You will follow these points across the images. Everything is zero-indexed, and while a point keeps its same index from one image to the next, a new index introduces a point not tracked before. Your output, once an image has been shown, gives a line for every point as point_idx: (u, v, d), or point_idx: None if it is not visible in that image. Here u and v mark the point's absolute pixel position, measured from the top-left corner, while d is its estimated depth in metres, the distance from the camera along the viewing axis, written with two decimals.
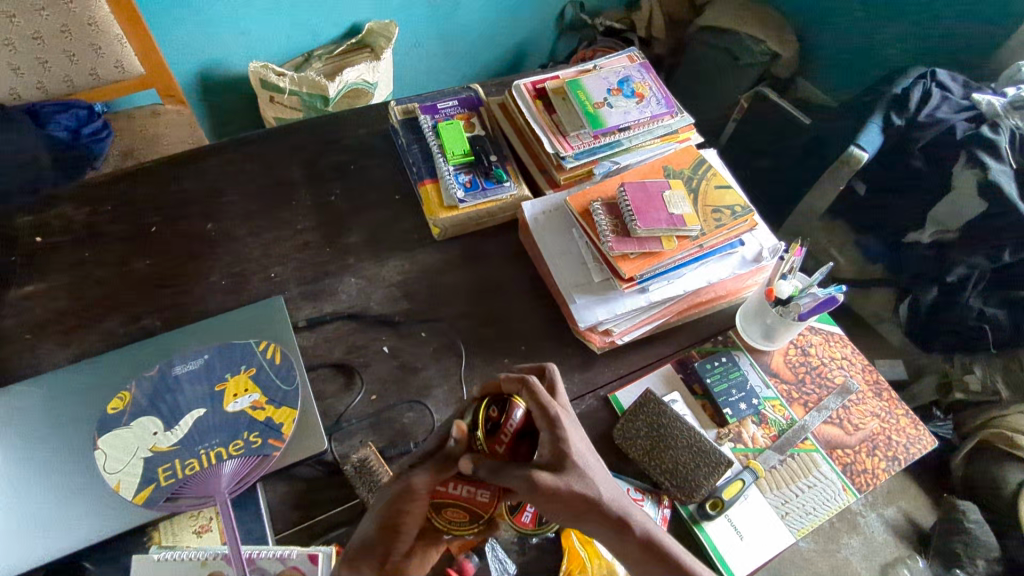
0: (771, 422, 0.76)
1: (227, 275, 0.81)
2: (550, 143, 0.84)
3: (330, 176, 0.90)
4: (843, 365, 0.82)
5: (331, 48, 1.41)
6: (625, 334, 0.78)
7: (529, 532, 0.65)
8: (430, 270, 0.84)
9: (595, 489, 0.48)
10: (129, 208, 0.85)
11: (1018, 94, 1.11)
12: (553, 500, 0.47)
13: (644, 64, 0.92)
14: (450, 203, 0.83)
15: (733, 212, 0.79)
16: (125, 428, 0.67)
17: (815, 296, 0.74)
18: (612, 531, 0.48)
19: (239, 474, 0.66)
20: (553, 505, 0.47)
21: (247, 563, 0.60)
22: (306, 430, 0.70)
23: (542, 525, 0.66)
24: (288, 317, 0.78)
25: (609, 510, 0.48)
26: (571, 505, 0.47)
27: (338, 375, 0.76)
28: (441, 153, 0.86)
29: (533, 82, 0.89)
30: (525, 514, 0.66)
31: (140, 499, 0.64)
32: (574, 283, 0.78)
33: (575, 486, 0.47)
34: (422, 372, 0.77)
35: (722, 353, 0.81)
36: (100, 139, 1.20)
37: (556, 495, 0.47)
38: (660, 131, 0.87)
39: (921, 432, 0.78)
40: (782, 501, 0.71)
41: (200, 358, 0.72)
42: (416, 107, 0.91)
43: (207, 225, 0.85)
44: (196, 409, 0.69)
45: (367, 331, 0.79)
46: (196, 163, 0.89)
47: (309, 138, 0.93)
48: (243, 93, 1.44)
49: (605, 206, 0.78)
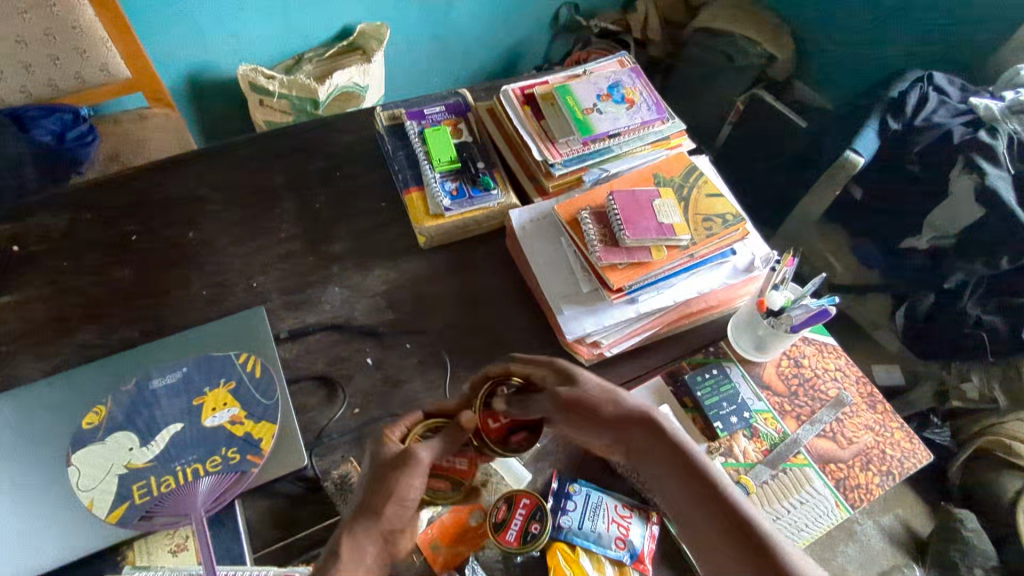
0: (763, 436, 0.74)
1: (209, 285, 0.80)
2: (538, 150, 0.82)
3: (315, 182, 0.89)
4: (836, 377, 0.80)
5: (322, 51, 1.40)
6: (613, 345, 0.77)
7: (515, 551, 0.63)
8: (416, 279, 0.83)
9: (626, 405, 0.54)
10: (111, 216, 0.83)
11: (1017, 98, 1.08)
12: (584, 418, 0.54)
13: (635, 69, 0.91)
14: (436, 211, 0.82)
15: (724, 221, 0.78)
16: (100, 444, 0.65)
17: (807, 307, 0.72)
18: (643, 438, 0.52)
19: (216, 491, 0.64)
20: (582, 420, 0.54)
21: None
22: (286, 446, 0.68)
23: (527, 543, 0.64)
24: (270, 329, 0.76)
25: (637, 425, 0.53)
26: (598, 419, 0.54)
27: (321, 388, 0.74)
28: (428, 160, 0.84)
29: (522, 87, 0.87)
30: (510, 532, 0.64)
31: (113, 518, 0.62)
32: (562, 293, 0.77)
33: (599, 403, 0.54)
34: (407, 384, 0.75)
35: (713, 365, 0.79)
36: (86, 143, 1.16)
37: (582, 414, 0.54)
38: (651, 138, 0.85)
39: (916, 445, 0.77)
40: (773, 517, 0.70)
41: (178, 371, 0.70)
42: (403, 113, 0.89)
43: (189, 233, 0.83)
44: (174, 425, 0.67)
45: (351, 342, 0.77)
46: (178, 169, 0.87)
47: (294, 144, 0.92)
48: (233, 95, 1.42)
49: (594, 215, 0.76)
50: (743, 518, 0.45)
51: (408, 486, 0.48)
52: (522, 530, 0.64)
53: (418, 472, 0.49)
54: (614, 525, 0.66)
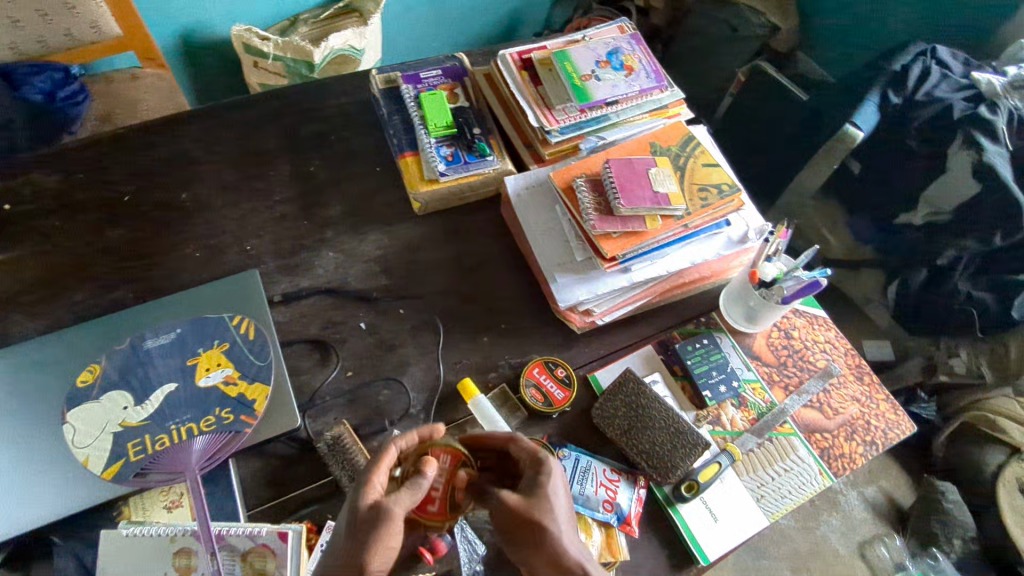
0: (751, 405, 0.75)
1: (202, 247, 0.79)
2: (535, 116, 0.81)
3: (309, 146, 0.88)
4: (825, 349, 0.81)
5: (317, 12, 1.37)
6: (605, 314, 0.77)
7: (544, 410, 0.72)
8: (410, 245, 0.82)
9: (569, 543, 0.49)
10: (102, 176, 0.82)
11: (1018, 74, 1.08)
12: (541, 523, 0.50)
13: (634, 35, 0.89)
14: (431, 176, 0.81)
15: (720, 191, 0.77)
16: (95, 402, 0.66)
17: (799, 279, 0.72)
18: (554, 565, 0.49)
19: (210, 450, 0.65)
20: (527, 522, 0.50)
21: (216, 539, 0.60)
22: (279, 407, 0.69)
23: (552, 407, 0.72)
24: (263, 291, 0.76)
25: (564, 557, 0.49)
26: (554, 550, 0.49)
27: (314, 351, 0.75)
28: (423, 125, 0.83)
29: (520, 52, 0.86)
30: (535, 398, 0.72)
31: (109, 474, 0.63)
32: (556, 261, 0.77)
33: (569, 549, 0.49)
34: (400, 349, 0.76)
35: (704, 334, 0.79)
36: (77, 103, 1.16)
37: (543, 530, 0.49)
38: (649, 106, 0.85)
39: (900, 417, 0.78)
40: (758, 484, 0.71)
41: (172, 332, 0.71)
42: (398, 77, 0.88)
43: (182, 195, 0.82)
44: (168, 384, 0.68)
45: (345, 307, 0.77)
46: (171, 130, 0.86)
47: (288, 106, 0.90)
48: (227, 54, 1.40)
49: (588, 182, 0.76)
50: None
51: (383, 548, 0.47)
52: (544, 397, 0.72)
53: (396, 528, 0.48)
54: (603, 488, 0.68)
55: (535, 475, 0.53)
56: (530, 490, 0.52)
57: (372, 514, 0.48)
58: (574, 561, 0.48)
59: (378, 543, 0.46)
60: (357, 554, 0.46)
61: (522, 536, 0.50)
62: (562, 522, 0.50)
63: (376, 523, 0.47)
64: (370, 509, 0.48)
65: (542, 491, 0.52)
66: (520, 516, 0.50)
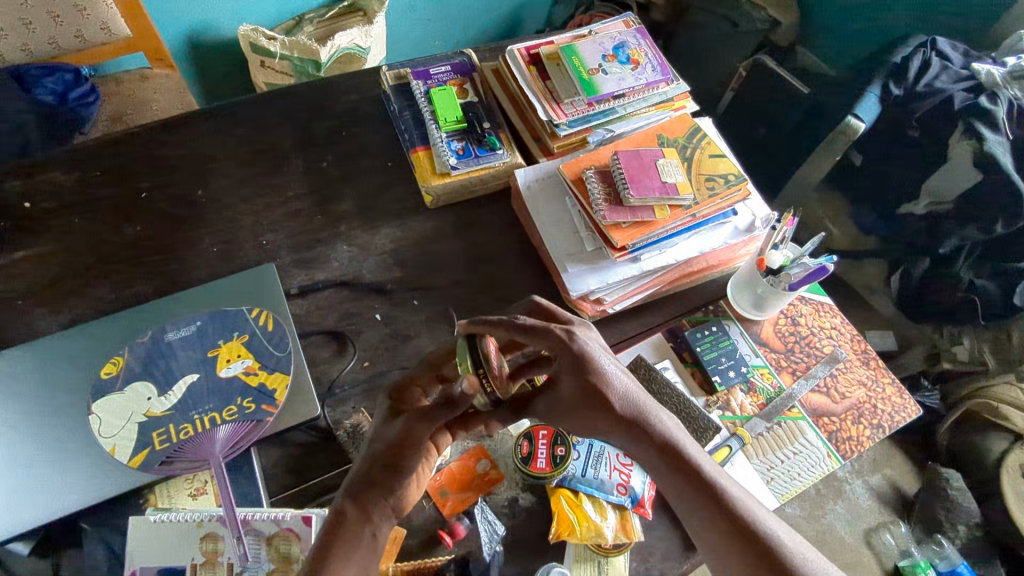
0: (759, 391, 0.77)
1: (219, 242, 0.81)
2: (544, 110, 0.83)
3: (322, 142, 0.89)
4: (831, 335, 0.83)
5: (323, 12, 1.39)
6: (616, 303, 0.78)
7: (545, 475, 0.68)
8: (422, 238, 0.84)
9: (639, 410, 0.55)
10: (119, 174, 0.84)
11: (1018, 64, 1.09)
12: (594, 385, 0.54)
13: (640, 29, 0.91)
14: (442, 170, 0.82)
15: (727, 181, 0.79)
16: (119, 393, 0.67)
17: (806, 266, 0.74)
18: (638, 432, 0.54)
19: (233, 438, 0.67)
20: (580, 380, 0.54)
21: (242, 524, 0.62)
22: (299, 396, 0.70)
23: (557, 467, 0.68)
24: (280, 285, 0.78)
25: (633, 414, 0.54)
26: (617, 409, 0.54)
27: (331, 343, 0.76)
28: (434, 120, 0.84)
29: (528, 47, 0.88)
30: (540, 459, 0.69)
31: (135, 463, 0.65)
32: (566, 251, 0.78)
33: (630, 399, 0.55)
34: (415, 340, 0.77)
35: (713, 322, 0.81)
36: (88, 104, 1.16)
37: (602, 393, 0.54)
38: (655, 99, 0.86)
39: (906, 401, 0.79)
40: (768, 467, 0.73)
41: (192, 324, 0.72)
42: (408, 73, 0.89)
43: (198, 192, 0.84)
44: (189, 375, 0.69)
45: (360, 299, 0.79)
46: (186, 128, 0.88)
47: (300, 103, 0.92)
48: (234, 55, 1.41)
49: (598, 174, 0.78)
50: (753, 536, 0.50)
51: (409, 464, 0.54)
52: (550, 455, 0.69)
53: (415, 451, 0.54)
54: (616, 472, 0.70)
55: (571, 343, 0.55)
56: (576, 353, 0.55)
57: (399, 439, 0.54)
58: (638, 414, 0.54)
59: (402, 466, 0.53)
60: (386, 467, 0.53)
61: (579, 393, 0.55)
62: (617, 378, 0.55)
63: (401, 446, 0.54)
64: (398, 434, 0.54)
65: (586, 354, 0.55)
66: (574, 375, 0.54)
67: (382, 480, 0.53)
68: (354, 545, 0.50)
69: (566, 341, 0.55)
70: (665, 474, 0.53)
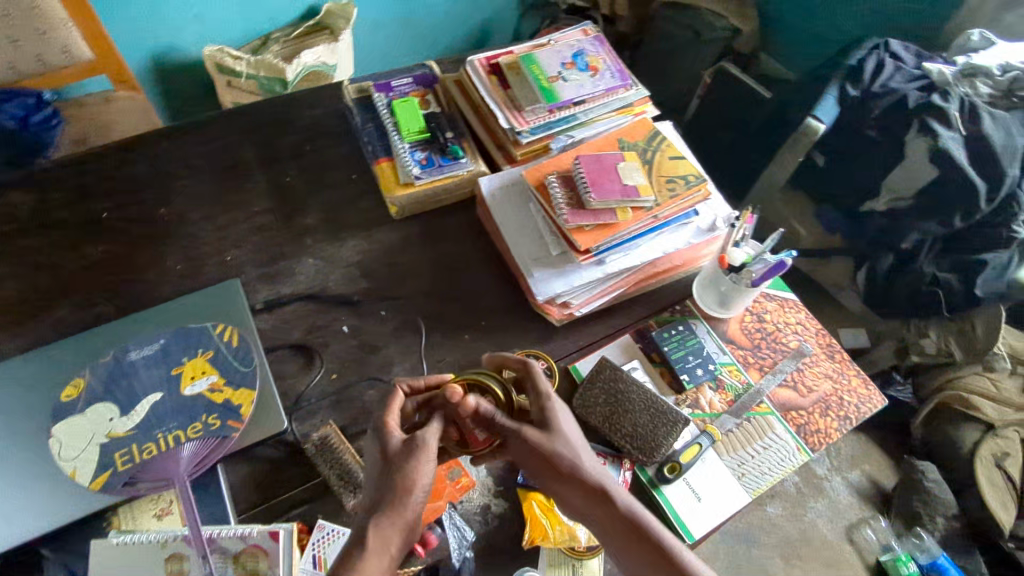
0: (728, 387, 0.78)
1: (183, 259, 0.80)
2: (505, 118, 0.84)
3: (286, 157, 0.89)
4: (797, 330, 0.84)
5: (289, 31, 1.39)
6: (583, 305, 0.79)
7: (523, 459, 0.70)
8: (389, 248, 0.84)
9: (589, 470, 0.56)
10: (79, 194, 0.83)
11: (967, 63, 1.14)
12: (551, 450, 0.57)
13: (598, 37, 0.92)
14: (406, 180, 0.83)
15: (687, 182, 0.80)
16: (80, 415, 0.66)
17: (766, 262, 0.75)
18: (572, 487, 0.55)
19: (198, 456, 0.66)
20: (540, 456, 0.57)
21: (208, 543, 0.61)
22: (265, 410, 0.70)
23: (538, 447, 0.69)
24: (245, 299, 0.77)
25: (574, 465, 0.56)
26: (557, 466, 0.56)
27: (298, 356, 0.76)
28: (397, 131, 0.85)
29: (488, 58, 0.89)
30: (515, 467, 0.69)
31: (97, 485, 0.63)
32: (532, 256, 0.79)
33: (595, 485, 0.55)
34: (384, 350, 0.77)
35: (680, 322, 0.81)
36: (51, 127, 1.18)
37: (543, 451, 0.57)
38: (616, 105, 0.88)
39: (872, 391, 0.80)
40: (738, 463, 0.73)
41: (155, 343, 0.71)
42: (370, 86, 0.90)
43: (160, 210, 0.83)
44: (153, 394, 0.68)
45: (327, 312, 0.79)
46: (147, 147, 0.88)
47: (263, 119, 0.92)
48: (200, 75, 1.41)
49: (560, 178, 0.79)
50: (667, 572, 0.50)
51: (423, 471, 0.51)
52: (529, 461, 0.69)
53: (426, 453, 0.52)
54: None
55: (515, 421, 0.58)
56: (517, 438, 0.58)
57: (407, 447, 0.53)
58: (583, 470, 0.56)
59: (414, 474, 0.51)
60: (396, 479, 0.51)
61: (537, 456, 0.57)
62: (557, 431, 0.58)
63: (403, 459, 0.52)
64: (397, 446, 0.54)
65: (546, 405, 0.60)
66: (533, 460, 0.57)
67: (395, 493, 0.49)
68: (371, 560, 0.45)
69: (514, 428, 0.58)
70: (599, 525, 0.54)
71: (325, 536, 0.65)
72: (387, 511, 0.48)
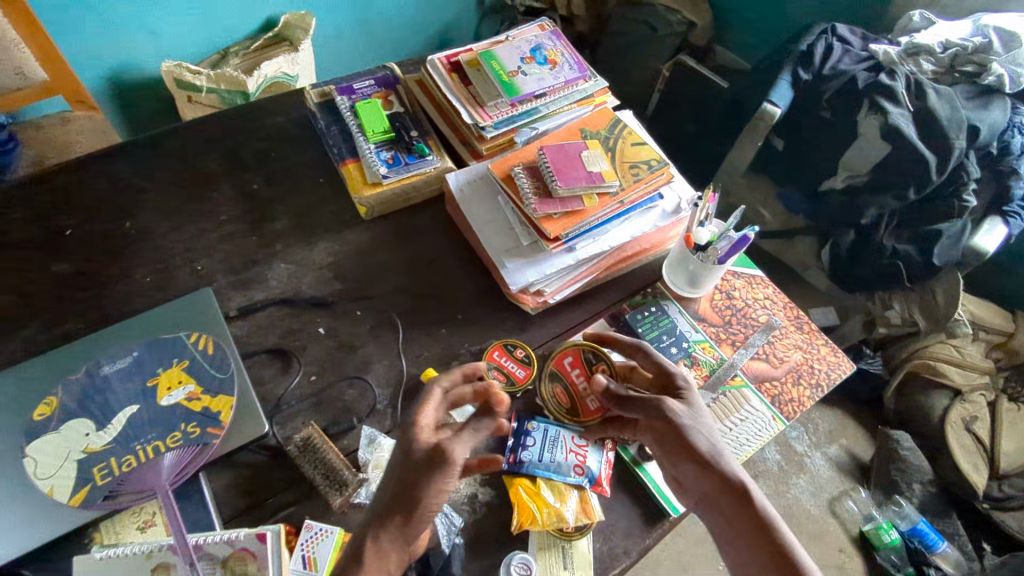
0: (703, 364, 0.79)
1: (153, 272, 0.80)
2: (469, 114, 0.85)
3: (251, 165, 0.89)
4: (765, 305, 0.86)
5: (248, 44, 1.39)
6: (557, 292, 0.80)
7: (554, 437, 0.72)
8: (361, 249, 0.84)
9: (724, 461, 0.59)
10: (41, 212, 0.82)
11: (909, 43, 1.19)
12: (675, 436, 0.60)
13: (555, 31, 0.94)
14: (373, 180, 0.83)
15: (649, 166, 0.82)
16: (55, 432, 0.65)
17: (731, 239, 0.77)
18: (706, 474, 0.59)
19: (179, 464, 0.65)
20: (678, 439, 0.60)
21: (194, 550, 0.60)
22: (245, 415, 0.70)
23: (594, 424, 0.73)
24: (218, 307, 0.77)
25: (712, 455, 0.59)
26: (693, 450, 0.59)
27: (275, 360, 0.75)
28: (361, 132, 0.85)
29: (447, 56, 0.90)
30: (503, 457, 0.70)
31: (77, 501, 0.63)
32: (504, 248, 0.80)
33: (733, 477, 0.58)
34: (361, 349, 0.77)
35: (652, 303, 0.83)
36: (8, 151, 1.14)
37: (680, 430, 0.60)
38: (576, 96, 0.90)
39: (840, 358, 0.83)
40: (717, 436, 0.75)
41: (129, 356, 0.71)
42: (333, 89, 0.90)
43: (126, 224, 0.83)
44: (129, 406, 0.68)
45: (303, 315, 0.79)
46: (109, 162, 0.87)
47: (226, 129, 0.92)
48: (160, 93, 1.40)
49: (526, 169, 0.80)
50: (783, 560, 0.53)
51: (440, 485, 0.55)
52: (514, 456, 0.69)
53: (447, 470, 0.55)
54: (572, 453, 0.71)
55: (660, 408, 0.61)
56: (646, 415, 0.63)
57: (433, 457, 0.55)
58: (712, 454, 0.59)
59: (424, 496, 0.54)
60: (412, 492, 0.54)
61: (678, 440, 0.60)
62: (683, 409, 0.62)
63: (423, 474, 0.54)
64: (420, 452, 0.56)
65: (679, 384, 0.65)
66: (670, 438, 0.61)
67: (404, 508, 0.53)
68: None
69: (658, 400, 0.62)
70: (717, 504, 0.58)
71: (314, 535, 0.64)
72: (389, 526, 0.53)
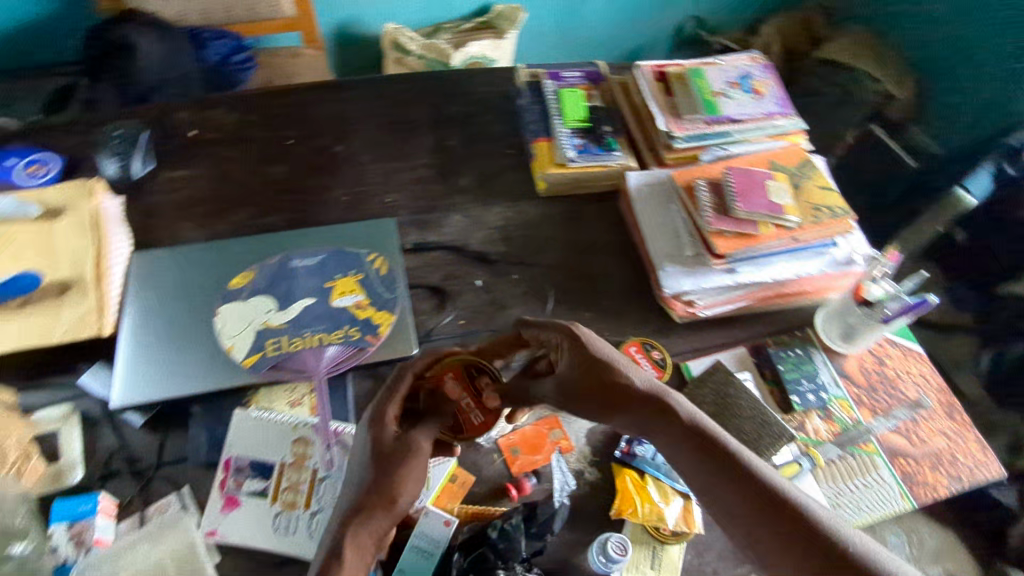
0: (837, 419, 0.77)
1: (349, 193, 0.89)
2: (664, 122, 0.88)
3: (452, 124, 0.97)
4: (917, 382, 0.82)
5: (460, 23, 1.50)
6: (707, 308, 0.81)
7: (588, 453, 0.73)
8: (529, 221, 0.89)
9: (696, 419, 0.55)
10: (273, 121, 0.94)
11: None
12: (627, 397, 0.58)
13: (766, 65, 0.95)
14: (561, 161, 0.88)
15: (833, 212, 0.81)
16: (246, 301, 0.75)
17: (902, 302, 0.75)
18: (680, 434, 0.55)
19: (338, 358, 0.73)
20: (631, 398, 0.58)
21: (332, 436, 0.69)
22: (398, 335, 0.76)
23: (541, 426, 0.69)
24: (397, 237, 0.85)
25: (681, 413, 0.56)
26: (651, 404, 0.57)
27: (433, 297, 0.82)
28: (559, 116, 0.91)
29: (657, 66, 0.94)
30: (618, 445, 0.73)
31: (248, 362, 0.71)
32: (667, 252, 0.82)
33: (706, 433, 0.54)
34: (510, 310, 0.82)
35: (798, 345, 0.82)
36: (246, 69, 1.28)
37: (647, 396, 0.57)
38: (772, 130, 0.90)
39: (989, 459, 0.77)
40: (836, 493, 0.73)
41: (317, 257, 0.80)
42: (542, 73, 0.97)
43: (337, 148, 0.93)
44: (307, 298, 0.76)
45: (465, 265, 0.85)
46: (335, 93, 0.98)
47: (438, 87, 1.00)
48: (374, 51, 1.55)
49: (709, 185, 0.82)
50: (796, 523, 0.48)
51: (412, 475, 0.54)
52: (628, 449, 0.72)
53: (413, 459, 0.54)
54: None
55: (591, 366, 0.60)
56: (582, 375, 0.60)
57: (397, 449, 0.55)
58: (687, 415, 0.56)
59: (399, 484, 0.53)
60: (384, 482, 0.53)
61: (637, 402, 0.58)
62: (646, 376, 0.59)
63: (394, 462, 0.54)
64: (389, 445, 0.55)
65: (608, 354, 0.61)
66: (632, 401, 0.58)
67: (377, 499, 0.52)
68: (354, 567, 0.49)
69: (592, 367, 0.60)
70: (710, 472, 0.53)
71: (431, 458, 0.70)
72: (371, 519, 0.51)
